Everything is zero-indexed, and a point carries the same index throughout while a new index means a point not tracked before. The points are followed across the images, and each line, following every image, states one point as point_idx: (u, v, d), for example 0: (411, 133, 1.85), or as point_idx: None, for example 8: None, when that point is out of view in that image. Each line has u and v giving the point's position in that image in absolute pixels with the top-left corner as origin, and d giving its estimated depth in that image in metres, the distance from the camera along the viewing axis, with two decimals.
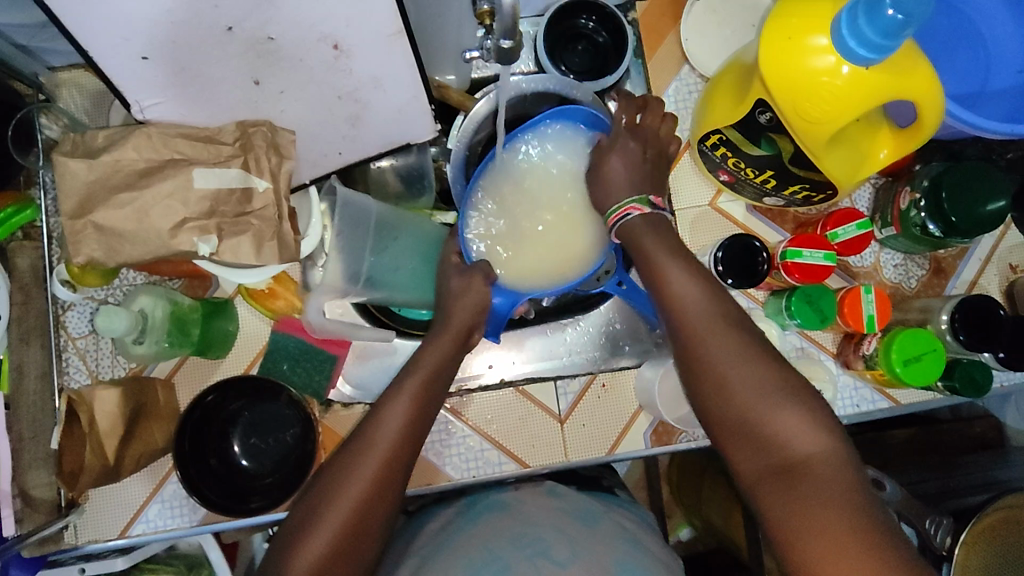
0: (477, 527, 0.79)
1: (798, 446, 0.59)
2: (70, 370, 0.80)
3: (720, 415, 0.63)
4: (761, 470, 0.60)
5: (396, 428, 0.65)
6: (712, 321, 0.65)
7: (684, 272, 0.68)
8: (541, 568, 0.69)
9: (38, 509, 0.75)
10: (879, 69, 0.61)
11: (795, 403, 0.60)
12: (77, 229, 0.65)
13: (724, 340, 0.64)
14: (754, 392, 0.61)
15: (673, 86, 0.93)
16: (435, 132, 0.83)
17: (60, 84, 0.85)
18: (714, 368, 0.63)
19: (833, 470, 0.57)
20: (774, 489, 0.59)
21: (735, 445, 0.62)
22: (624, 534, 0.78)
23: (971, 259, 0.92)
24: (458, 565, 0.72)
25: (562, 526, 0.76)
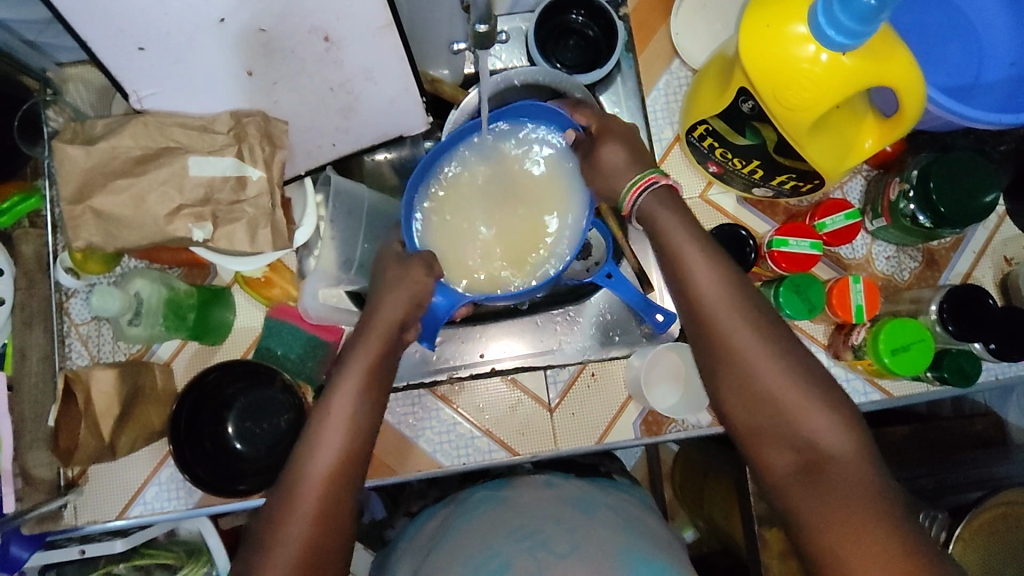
0: (475, 521, 0.78)
1: (825, 443, 0.61)
2: (72, 355, 0.83)
3: (750, 412, 0.64)
4: (791, 467, 0.62)
5: (350, 400, 0.66)
6: (739, 319, 0.65)
7: (711, 260, 0.67)
8: (541, 561, 0.69)
9: (38, 487, 0.77)
10: (857, 57, 0.62)
11: (823, 403, 0.62)
12: (76, 214, 0.68)
13: (751, 338, 0.64)
14: (784, 389, 0.63)
15: (663, 80, 0.94)
16: (426, 123, 0.85)
17: (68, 79, 0.88)
18: (742, 367, 0.64)
19: (859, 467, 0.60)
20: (804, 484, 0.61)
21: (764, 441, 0.64)
22: (622, 522, 0.77)
23: (965, 251, 0.92)
24: (457, 561, 0.72)
25: (562, 517, 0.76)
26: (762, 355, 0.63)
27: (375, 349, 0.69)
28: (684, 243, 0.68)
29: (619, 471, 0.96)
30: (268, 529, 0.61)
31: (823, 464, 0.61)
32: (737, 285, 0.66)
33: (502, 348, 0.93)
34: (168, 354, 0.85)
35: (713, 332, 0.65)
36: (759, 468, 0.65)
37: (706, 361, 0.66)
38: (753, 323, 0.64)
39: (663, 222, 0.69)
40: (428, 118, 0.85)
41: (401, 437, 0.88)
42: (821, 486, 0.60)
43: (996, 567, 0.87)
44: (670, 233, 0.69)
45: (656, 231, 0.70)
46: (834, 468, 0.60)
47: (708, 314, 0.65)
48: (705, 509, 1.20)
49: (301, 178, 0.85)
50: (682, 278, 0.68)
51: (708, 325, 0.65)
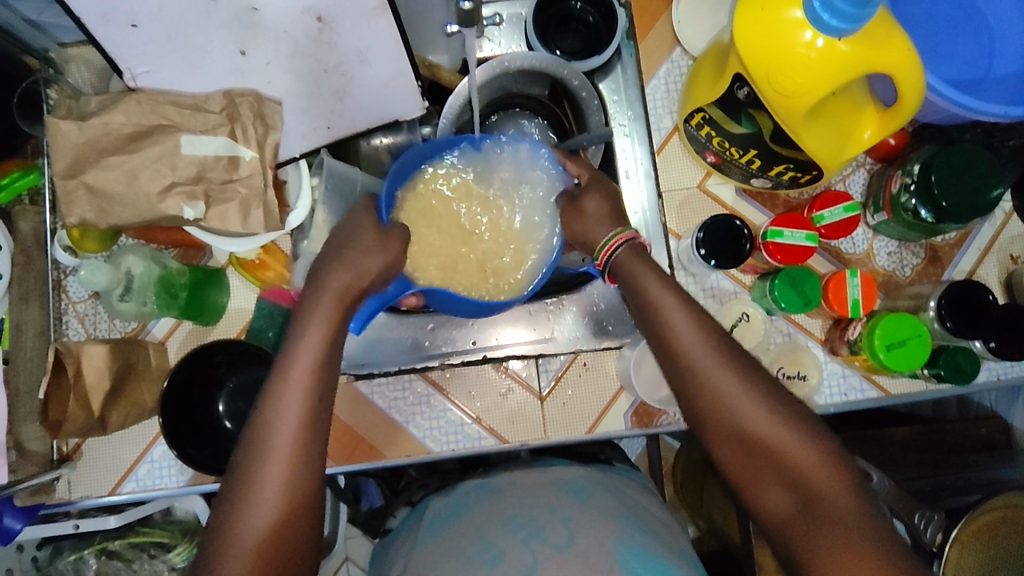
0: (465, 515, 0.74)
1: (819, 482, 0.59)
2: (68, 331, 0.84)
3: (741, 456, 0.62)
4: (788, 512, 0.60)
5: (307, 376, 0.60)
6: (718, 364, 0.63)
7: (682, 304, 0.67)
8: (537, 553, 0.64)
9: (31, 460, 0.78)
10: (853, 42, 0.61)
11: (810, 440, 0.61)
12: (69, 189, 0.69)
13: (733, 382, 0.63)
14: (771, 430, 0.61)
15: (664, 68, 0.92)
16: (422, 107, 0.82)
17: (69, 59, 0.88)
18: (726, 411, 0.62)
19: (854, 504, 0.58)
20: (804, 526, 0.59)
21: (759, 485, 0.62)
22: (619, 511, 0.72)
23: (969, 248, 0.89)
24: (452, 553, 0.68)
25: (555, 505, 0.71)
26: (746, 396, 0.62)
27: (340, 327, 0.65)
28: (662, 292, 0.67)
29: (620, 458, 0.94)
30: (222, 517, 0.56)
31: (818, 504, 0.59)
32: (712, 330, 0.65)
33: (496, 336, 0.92)
34: (162, 333, 0.85)
35: (695, 377, 0.64)
36: (760, 513, 0.63)
37: (689, 404, 0.65)
38: (733, 365, 0.63)
39: (638, 270, 0.70)
40: (424, 103, 0.83)
41: (391, 421, 0.88)
42: (819, 528, 0.58)
43: (992, 569, 0.84)
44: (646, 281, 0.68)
45: (633, 281, 0.70)
46: (829, 508, 0.58)
47: (689, 359, 0.64)
48: (704, 508, 1.18)
49: (297, 162, 0.83)
50: (661, 326, 0.67)
51: (690, 370, 0.64)
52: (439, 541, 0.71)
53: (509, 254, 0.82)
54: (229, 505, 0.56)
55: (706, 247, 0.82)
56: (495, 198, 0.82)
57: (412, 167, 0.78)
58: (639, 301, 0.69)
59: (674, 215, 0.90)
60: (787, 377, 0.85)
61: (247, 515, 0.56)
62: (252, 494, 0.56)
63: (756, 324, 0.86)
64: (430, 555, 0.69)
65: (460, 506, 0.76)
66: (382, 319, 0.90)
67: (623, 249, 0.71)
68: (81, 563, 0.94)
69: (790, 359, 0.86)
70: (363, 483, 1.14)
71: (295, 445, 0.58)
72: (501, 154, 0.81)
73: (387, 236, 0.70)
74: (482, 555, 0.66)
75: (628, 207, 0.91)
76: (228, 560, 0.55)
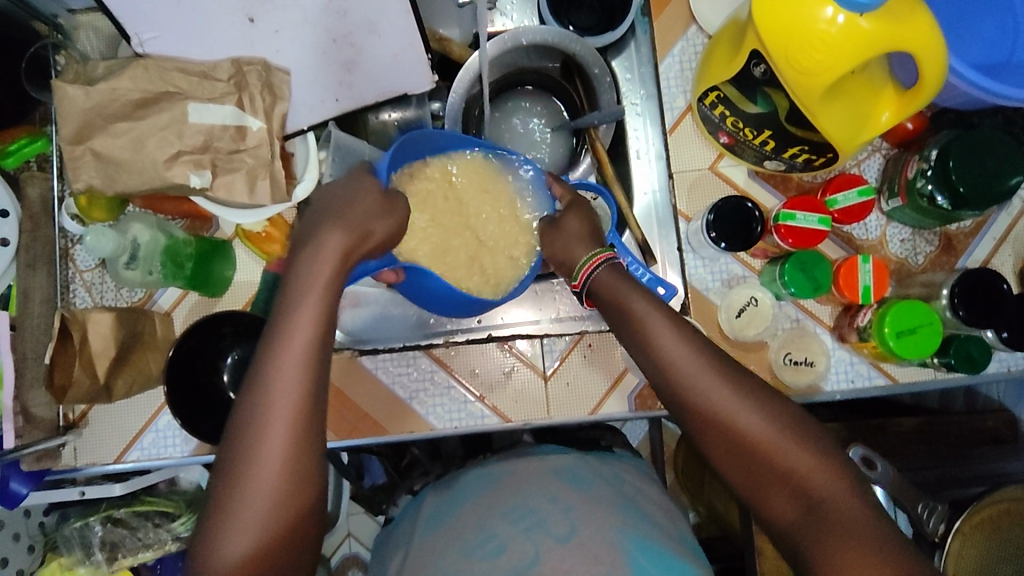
0: (470, 503, 0.74)
1: (822, 487, 0.59)
2: (75, 299, 0.84)
3: (739, 462, 0.62)
4: (793, 513, 0.60)
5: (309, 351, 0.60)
6: (711, 378, 0.63)
7: (666, 321, 0.66)
8: (539, 545, 0.64)
9: (37, 425, 0.79)
10: (876, 18, 0.59)
11: (810, 447, 0.60)
12: (76, 155, 0.68)
13: (727, 394, 0.62)
14: (770, 439, 0.61)
15: (679, 46, 0.91)
16: (432, 81, 0.80)
17: (78, 26, 0.87)
18: (720, 419, 0.62)
19: (859, 510, 0.58)
20: (811, 533, 0.58)
21: (763, 493, 0.61)
22: (620, 500, 0.71)
23: (984, 237, 0.88)
24: (453, 545, 0.68)
25: (558, 494, 0.71)
26: (743, 405, 0.62)
27: None
28: (648, 309, 0.67)
29: (620, 443, 0.93)
30: (221, 485, 0.56)
31: (822, 509, 0.58)
32: (699, 346, 0.65)
33: (503, 315, 0.91)
34: (168, 304, 0.85)
35: (689, 391, 0.63)
36: (767, 521, 0.62)
37: (683, 413, 0.64)
38: (725, 377, 0.63)
39: (622, 289, 0.69)
40: (434, 77, 0.81)
41: (396, 398, 0.88)
42: (826, 534, 0.57)
43: (993, 562, 0.83)
44: (628, 294, 0.69)
45: (616, 301, 0.69)
46: (833, 513, 0.58)
47: (679, 373, 0.64)
48: (706, 495, 1.17)
49: (304, 134, 0.82)
50: (657, 328, 0.66)
51: (681, 385, 0.64)
52: (443, 531, 0.71)
53: (512, 237, 0.81)
54: (226, 471, 0.56)
55: (716, 229, 0.81)
56: (488, 189, 0.80)
57: (406, 158, 0.75)
58: (624, 320, 0.68)
59: (684, 197, 0.89)
60: (794, 363, 0.85)
61: (248, 493, 0.55)
62: (251, 466, 0.56)
63: (764, 309, 0.85)
64: (435, 546, 0.69)
65: (462, 496, 0.76)
66: (374, 293, 0.90)
67: (603, 267, 0.71)
68: (86, 530, 0.95)
69: (797, 345, 0.85)
70: (366, 459, 1.14)
71: (294, 421, 0.57)
72: (499, 157, 0.80)
73: (393, 200, 0.69)
74: (481, 546, 0.66)
75: (638, 187, 0.91)
76: (230, 531, 0.55)
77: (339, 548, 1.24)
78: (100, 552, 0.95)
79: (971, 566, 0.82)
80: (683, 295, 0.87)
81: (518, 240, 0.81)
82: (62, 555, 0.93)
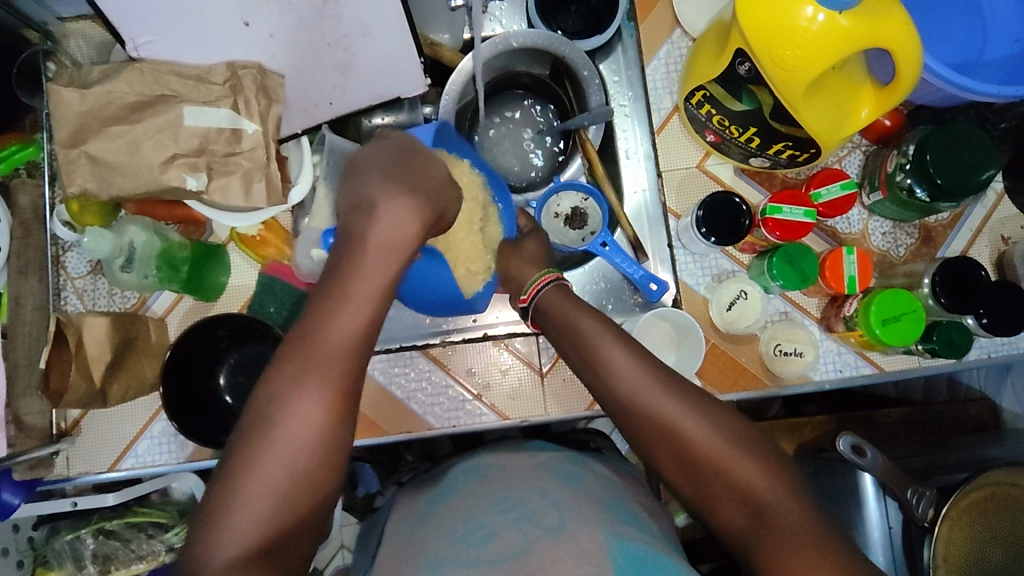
0: (458, 495, 0.73)
1: (766, 493, 0.59)
2: (67, 306, 0.83)
3: (688, 473, 0.63)
4: (741, 521, 0.60)
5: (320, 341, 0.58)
6: (657, 391, 0.64)
7: (615, 341, 0.68)
8: (528, 535, 0.62)
9: (29, 434, 0.78)
10: (854, 16, 0.61)
11: (751, 456, 0.61)
12: (71, 158, 0.69)
13: (673, 406, 0.64)
14: (717, 449, 0.62)
15: (664, 49, 0.93)
16: (425, 85, 0.82)
17: (68, 34, 0.86)
18: (669, 431, 0.63)
19: (803, 513, 0.58)
20: (758, 538, 0.58)
21: (712, 502, 0.62)
22: (607, 499, 0.71)
23: (962, 229, 0.91)
24: (440, 533, 0.67)
25: (546, 489, 0.70)
26: (688, 415, 0.63)
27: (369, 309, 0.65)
28: (596, 327, 0.69)
29: (608, 447, 0.94)
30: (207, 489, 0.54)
31: (768, 515, 0.58)
32: (647, 359, 0.67)
33: (496, 313, 0.92)
34: (162, 310, 0.85)
35: (637, 405, 0.64)
36: (719, 533, 0.62)
37: (636, 430, 0.65)
38: (671, 390, 0.64)
39: (568, 309, 0.73)
40: (427, 80, 0.83)
41: (393, 397, 0.88)
42: (773, 539, 0.57)
43: (983, 548, 0.82)
44: (575, 320, 0.71)
45: (567, 322, 0.72)
46: (776, 517, 0.58)
47: (628, 388, 0.65)
48: None
49: (299, 138, 0.84)
50: (607, 345, 0.68)
51: (632, 400, 0.65)
52: (426, 524, 0.70)
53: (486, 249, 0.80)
54: (216, 470, 0.55)
55: (704, 224, 0.84)
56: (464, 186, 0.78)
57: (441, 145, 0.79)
58: (574, 341, 0.70)
59: (674, 195, 0.91)
60: (784, 354, 0.87)
61: (247, 486, 0.52)
62: (256, 461, 0.53)
63: (753, 301, 0.87)
64: (417, 538, 0.69)
65: (449, 490, 0.75)
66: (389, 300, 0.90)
67: (548, 287, 0.76)
68: (78, 543, 0.94)
69: (786, 335, 0.87)
70: (359, 468, 1.11)
71: (303, 413, 0.55)
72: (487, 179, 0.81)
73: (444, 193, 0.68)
74: (471, 533, 0.64)
75: (628, 186, 0.93)
76: (222, 534, 0.51)
77: (332, 561, 1.23)
78: (93, 565, 0.94)
79: (960, 550, 0.82)
80: (673, 290, 0.90)
81: (479, 258, 0.79)
82: (54, 571, 0.92)
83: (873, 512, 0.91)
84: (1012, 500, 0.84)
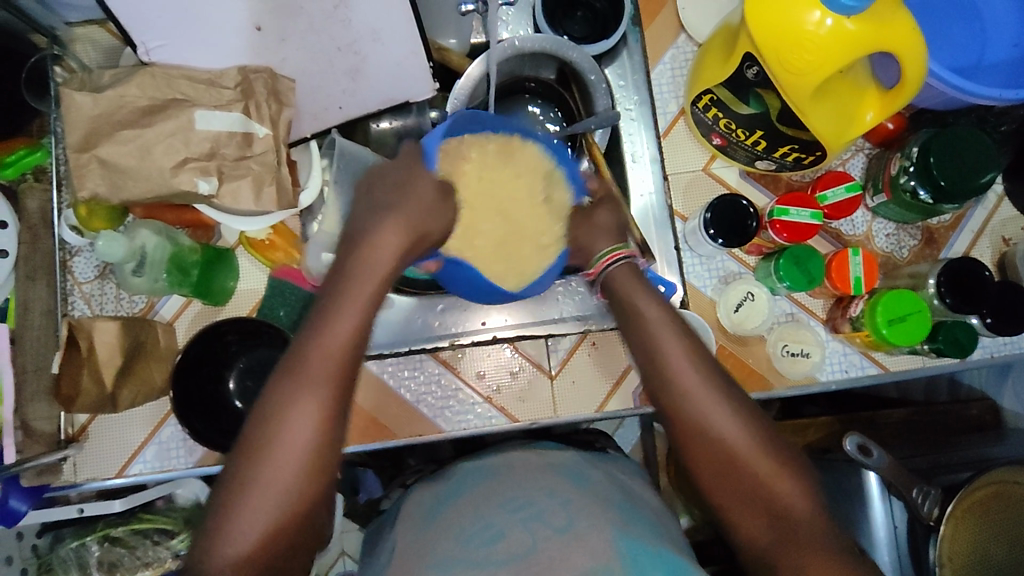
0: (465, 496, 0.72)
1: (800, 513, 0.60)
2: (74, 311, 0.83)
3: (724, 481, 0.63)
4: (766, 537, 0.61)
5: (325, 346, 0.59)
6: (711, 395, 0.65)
7: (677, 338, 0.68)
8: (535, 535, 0.63)
9: (37, 439, 0.77)
10: (861, 20, 0.62)
11: (793, 475, 0.62)
12: (82, 162, 0.69)
13: (727, 413, 0.64)
14: (761, 463, 0.62)
15: (669, 54, 0.95)
16: (433, 88, 0.81)
17: (75, 38, 0.86)
18: (716, 436, 0.63)
19: (833, 539, 0.59)
20: (784, 555, 0.59)
21: (742, 513, 0.62)
22: (619, 499, 0.71)
23: (964, 230, 0.92)
24: (451, 534, 0.67)
25: (557, 489, 0.70)
26: (733, 425, 0.64)
27: None
28: (660, 319, 0.69)
29: (616, 449, 0.94)
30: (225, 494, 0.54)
31: (799, 534, 0.59)
32: (703, 360, 0.67)
33: (504, 315, 0.91)
34: (171, 314, 0.84)
35: (687, 405, 0.65)
36: (739, 543, 0.63)
37: (681, 428, 0.65)
38: (725, 397, 0.65)
39: (630, 296, 0.72)
40: (435, 85, 0.82)
41: (402, 400, 0.89)
42: (802, 558, 0.58)
43: (986, 546, 0.83)
44: (637, 310, 0.71)
45: (628, 309, 0.71)
46: (805, 539, 0.59)
47: (683, 387, 0.65)
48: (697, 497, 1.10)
49: (307, 142, 0.84)
50: (665, 343, 0.67)
51: (685, 399, 0.65)
52: (436, 524, 0.70)
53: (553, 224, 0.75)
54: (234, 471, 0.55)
55: (712, 226, 0.84)
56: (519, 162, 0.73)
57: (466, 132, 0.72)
58: (636, 332, 0.70)
59: (680, 198, 0.92)
60: (790, 354, 0.88)
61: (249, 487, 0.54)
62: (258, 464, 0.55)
63: (760, 303, 0.88)
64: (426, 539, 0.68)
65: (457, 489, 0.75)
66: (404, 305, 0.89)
67: (624, 262, 0.74)
68: (83, 550, 0.93)
69: (792, 337, 0.88)
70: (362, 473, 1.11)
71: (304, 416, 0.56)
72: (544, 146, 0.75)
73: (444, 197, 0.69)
74: (479, 533, 0.65)
75: (635, 189, 0.92)
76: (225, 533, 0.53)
77: (334, 567, 1.22)
78: (98, 572, 0.93)
79: (964, 548, 0.82)
80: (682, 293, 0.89)
81: (549, 230, 0.74)
82: None
83: (879, 512, 0.90)
84: (1013, 498, 0.85)
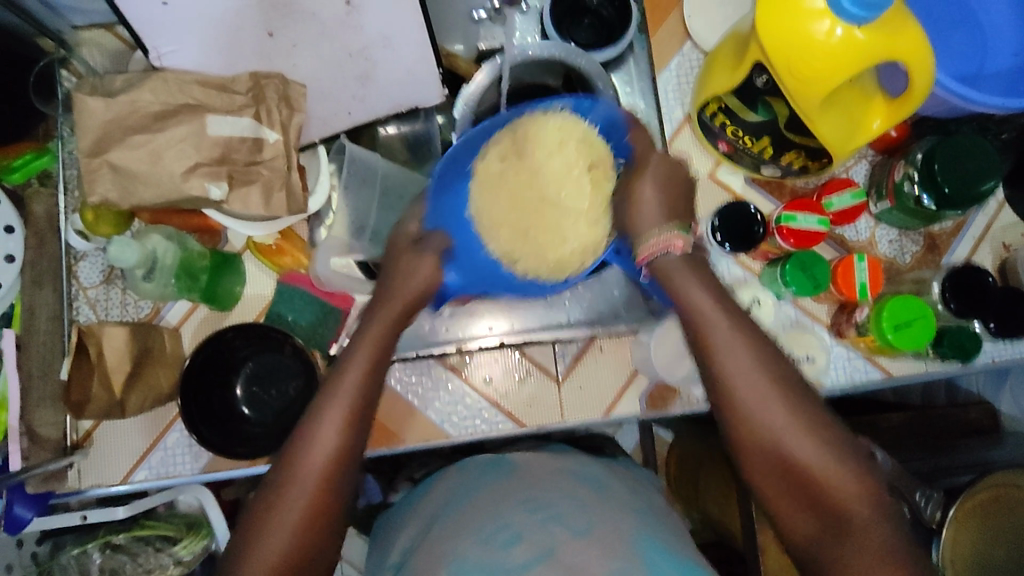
0: (477, 498, 0.72)
1: (857, 506, 0.60)
2: (80, 317, 0.82)
3: (778, 474, 0.63)
4: (813, 529, 0.61)
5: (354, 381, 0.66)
6: (765, 387, 0.64)
7: (729, 327, 0.66)
8: (555, 537, 0.62)
9: (42, 446, 0.76)
10: (871, 30, 0.63)
11: (849, 468, 0.61)
12: (93, 167, 0.68)
13: (781, 409, 0.63)
14: (813, 457, 0.61)
15: (675, 61, 0.96)
16: (441, 95, 0.83)
17: (81, 42, 0.85)
18: (768, 429, 0.63)
19: (887, 532, 0.59)
20: (832, 548, 0.60)
21: (791, 505, 0.63)
22: (632, 503, 0.71)
23: (965, 236, 0.93)
24: (468, 532, 0.66)
25: (572, 494, 0.70)
26: (787, 419, 0.63)
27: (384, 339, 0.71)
28: (706, 308, 0.67)
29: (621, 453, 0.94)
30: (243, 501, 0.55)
31: (851, 528, 0.59)
32: (760, 348, 0.65)
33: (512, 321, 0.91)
34: (177, 320, 0.84)
35: (738, 397, 0.64)
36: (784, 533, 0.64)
37: (731, 418, 0.65)
38: (780, 390, 0.64)
39: (680, 282, 0.69)
40: (444, 90, 0.83)
41: (409, 406, 0.88)
42: (854, 552, 0.58)
43: (988, 549, 0.84)
44: (689, 297, 0.68)
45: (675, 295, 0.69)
46: (860, 533, 0.59)
47: (734, 379, 0.64)
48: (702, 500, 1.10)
49: (316, 146, 0.85)
50: (718, 332, 0.66)
51: (735, 391, 0.64)
52: (447, 526, 0.70)
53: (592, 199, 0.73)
54: None
55: (719, 231, 0.85)
56: (545, 144, 0.72)
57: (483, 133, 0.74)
58: (691, 320, 0.68)
59: None
60: (796, 360, 0.88)
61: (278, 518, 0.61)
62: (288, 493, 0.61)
63: (766, 308, 0.89)
64: (438, 541, 0.68)
65: (469, 492, 0.74)
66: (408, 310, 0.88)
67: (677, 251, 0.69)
68: (84, 557, 0.92)
69: (797, 342, 0.89)
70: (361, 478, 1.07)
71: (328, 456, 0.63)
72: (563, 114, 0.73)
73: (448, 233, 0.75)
74: (494, 535, 0.64)
75: None
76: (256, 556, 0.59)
77: None
78: None
79: (967, 551, 0.83)
80: None
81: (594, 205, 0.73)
82: None
83: None
84: (1015, 505, 0.85)
